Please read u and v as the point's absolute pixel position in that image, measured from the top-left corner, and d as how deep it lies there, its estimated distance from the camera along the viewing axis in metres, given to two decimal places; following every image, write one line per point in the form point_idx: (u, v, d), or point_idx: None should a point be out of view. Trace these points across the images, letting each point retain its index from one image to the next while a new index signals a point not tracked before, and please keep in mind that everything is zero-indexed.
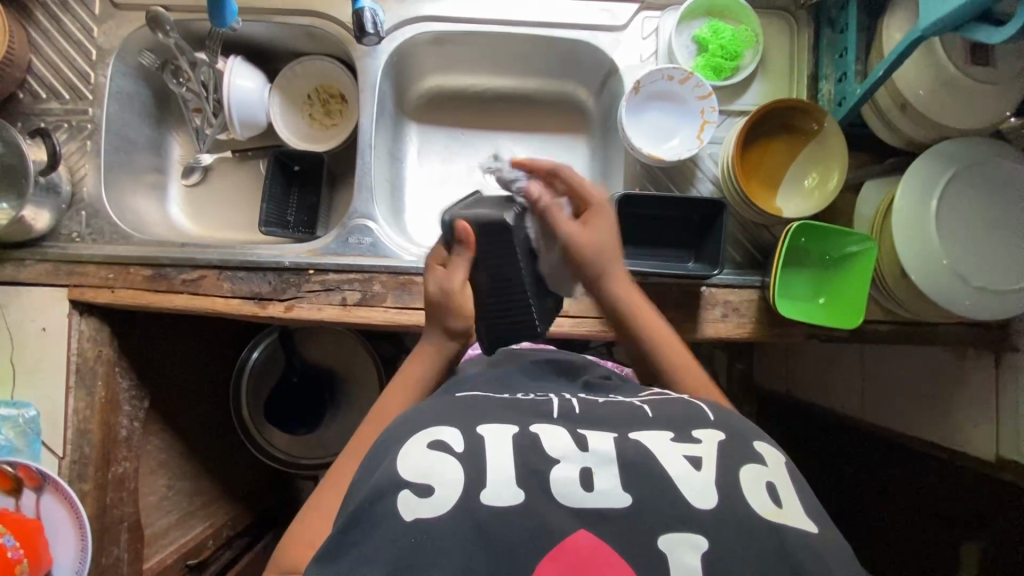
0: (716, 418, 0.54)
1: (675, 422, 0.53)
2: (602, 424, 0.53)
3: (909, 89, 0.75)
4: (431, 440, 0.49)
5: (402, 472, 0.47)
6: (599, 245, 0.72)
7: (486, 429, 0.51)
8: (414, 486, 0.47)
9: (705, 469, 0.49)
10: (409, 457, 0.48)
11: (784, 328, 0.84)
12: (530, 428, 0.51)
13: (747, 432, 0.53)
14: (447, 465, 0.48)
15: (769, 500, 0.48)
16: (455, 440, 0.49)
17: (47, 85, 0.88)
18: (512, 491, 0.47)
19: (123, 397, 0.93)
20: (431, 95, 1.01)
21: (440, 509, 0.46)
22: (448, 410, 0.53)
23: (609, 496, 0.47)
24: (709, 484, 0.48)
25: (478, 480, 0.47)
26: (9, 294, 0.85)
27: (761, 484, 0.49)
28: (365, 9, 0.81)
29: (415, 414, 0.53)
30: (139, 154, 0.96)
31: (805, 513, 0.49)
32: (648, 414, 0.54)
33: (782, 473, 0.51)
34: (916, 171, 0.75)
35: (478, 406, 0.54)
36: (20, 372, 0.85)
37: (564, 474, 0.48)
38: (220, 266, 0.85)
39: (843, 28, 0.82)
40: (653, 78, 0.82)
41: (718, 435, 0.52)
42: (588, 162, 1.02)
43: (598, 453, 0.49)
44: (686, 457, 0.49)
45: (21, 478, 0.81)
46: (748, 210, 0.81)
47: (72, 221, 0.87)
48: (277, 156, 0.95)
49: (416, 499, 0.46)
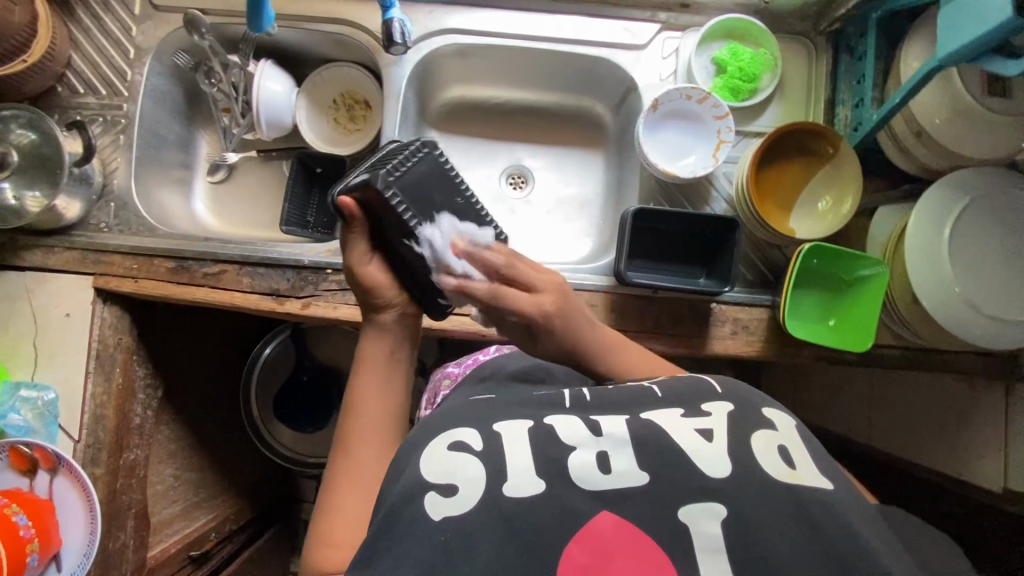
0: (724, 390, 0.55)
1: (683, 399, 0.54)
2: (614, 407, 0.54)
3: (925, 117, 0.76)
4: (448, 443, 0.51)
5: (425, 475, 0.49)
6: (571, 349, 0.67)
7: (501, 426, 0.53)
8: (438, 486, 0.48)
9: (716, 440, 0.50)
10: (431, 461, 0.50)
11: (793, 347, 0.85)
12: (544, 420, 0.53)
13: (754, 399, 0.54)
14: (467, 462, 0.49)
15: (783, 463, 0.49)
16: (474, 440, 0.51)
17: (85, 80, 0.91)
18: (531, 481, 0.48)
19: (139, 385, 0.95)
20: (452, 105, 1.03)
21: (463, 507, 0.47)
22: (463, 414, 0.55)
23: (628, 476, 0.48)
24: (722, 454, 0.49)
25: (498, 475, 0.48)
26: (37, 278, 0.88)
27: (773, 448, 0.50)
28: (394, 19, 0.83)
29: (435, 421, 0.55)
30: (168, 150, 0.99)
31: (819, 471, 0.50)
32: (658, 395, 0.55)
33: (792, 435, 0.52)
34: (926, 203, 0.76)
35: (494, 408, 0.56)
36: (42, 355, 0.87)
37: (581, 460, 0.49)
38: (240, 261, 0.87)
39: (861, 54, 0.84)
40: (671, 97, 0.84)
41: (726, 407, 0.53)
42: (602, 176, 1.03)
43: (612, 437, 0.50)
44: (697, 430, 0.50)
45: (37, 459, 0.83)
46: (761, 229, 0.82)
47: (101, 212, 0.90)
48: (301, 158, 0.98)
49: (443, 499, 0.48)
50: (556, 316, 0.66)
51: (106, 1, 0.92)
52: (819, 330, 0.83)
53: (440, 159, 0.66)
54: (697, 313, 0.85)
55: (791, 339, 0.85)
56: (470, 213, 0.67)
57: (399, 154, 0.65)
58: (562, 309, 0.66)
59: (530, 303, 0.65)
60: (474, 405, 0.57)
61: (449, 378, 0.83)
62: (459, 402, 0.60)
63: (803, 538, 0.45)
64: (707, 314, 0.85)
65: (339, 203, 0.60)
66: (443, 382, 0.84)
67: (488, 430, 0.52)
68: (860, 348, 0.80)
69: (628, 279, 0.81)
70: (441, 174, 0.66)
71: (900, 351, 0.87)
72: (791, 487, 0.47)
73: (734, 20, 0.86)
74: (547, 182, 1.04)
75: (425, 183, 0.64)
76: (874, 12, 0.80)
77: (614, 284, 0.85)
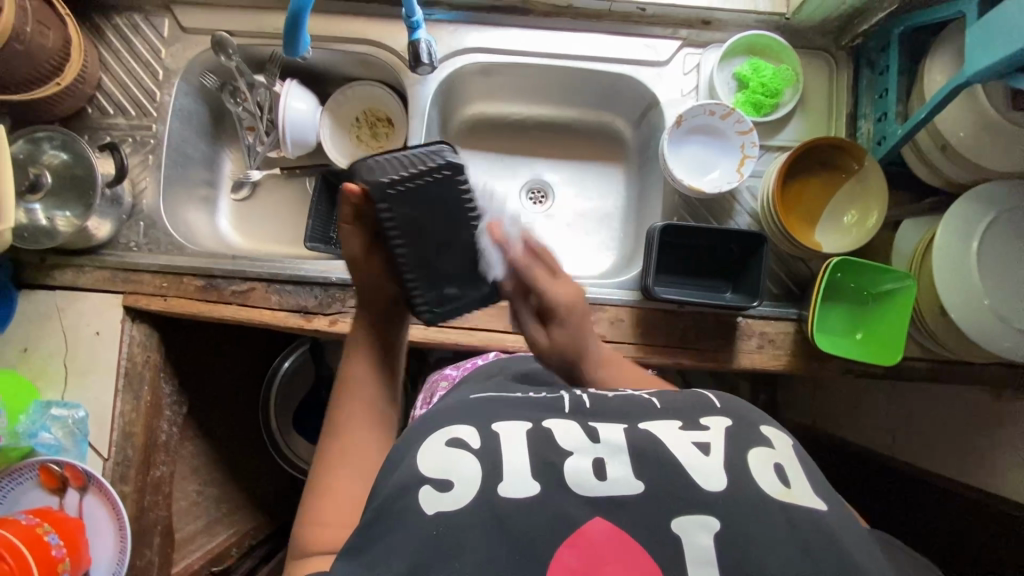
0: (723, 405, 0.56)
1: (681, 412, 0.55)
2: (612, 415, 0.54)
3: (951, 131, 0.77)
4: (446, 439, 0.51)
5: (421, 468, 0.49)
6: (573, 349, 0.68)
7: (501, 426, 0.52)
8: (434, 481, 0.48)
9: (713, 454, 0.50)
10: (428, 454, 0.50)
11: (818, 361, 0.85)
12: (543, 423, 0.53)
13: (753, 417, 0.54)
14: (464, 460, 0.49)
15: (778, 481, 0.49)
16: (471, 437, 0.51)
17: (114, 101, 0.93)
18: (528, 484, 0.48)
19: (166, 402, 0.96)
20: (473, 121, 1.04)
21: (461, 502, 0.47)
22: (463, 411, 0.54)
23: (621, 484, 0.48)
24: (719, 468, 0.49)
25: (495, 472, 0.48)
26: (67, 297, 0.89)
27: (769, 465, 0.50)
28: (421, 40, 0.84)
29: (431, 418, 0.55)
30: (194, 168, 1.00)
31: (815, 491, 0.49)
32: (657, 406, 0.56)
33: (789, 453, 0.52)
34: (955, 215, 0.76)
35: (491, 405, 0.55)
36: (72, 373, 0.88)
37: (577, 467, 0.49)
38: (269, 278, 0.89)
39: (884, 69, 0.84)
40: (694, 113, 0.85)
41: (724, 422, 0.53)
42: (623, 191, 1.04)
43: (609, 444, 0.50)
44: (695, 444, 0.51)
45: (67, 478, 0.84)
46: (788, 244, 0.83)
47: (130, 231, 0.91)
48: (326, 175, 0.98)
49: (438, 494, 0.47)
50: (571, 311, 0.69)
51: (135, 24, 0.94)
52: (848, 345, 0.83)
53: (457, 188, 0.61)
54: (723, 327, 0.85)
55: (816, 351, 0.85)
56: (465, 250, 0.62)
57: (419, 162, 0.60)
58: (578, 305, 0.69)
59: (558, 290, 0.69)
60: (475, 402, 0.56)
61: (445, 380, 0.82)
62: (456, 399, 0.60)
63: (826, 552, 0.45)
64: (732, 328, 0.85)
65: (347, 189, 0.62)
66: (439, 383, 0.83)
67: (487, 429, 0.52)
68: (888, 361, 0.80)
69: (657, 294, 0.81)
70: (450, 205, 0.61)
71: (927, 366, 0.87)
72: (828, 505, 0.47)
73: (756, 36, 0.87)
74: (568, 196, 1.04)
75: (425, 208, 0.59)
76: (897, 28, 0.80)
77: (641, 299, 0.86)
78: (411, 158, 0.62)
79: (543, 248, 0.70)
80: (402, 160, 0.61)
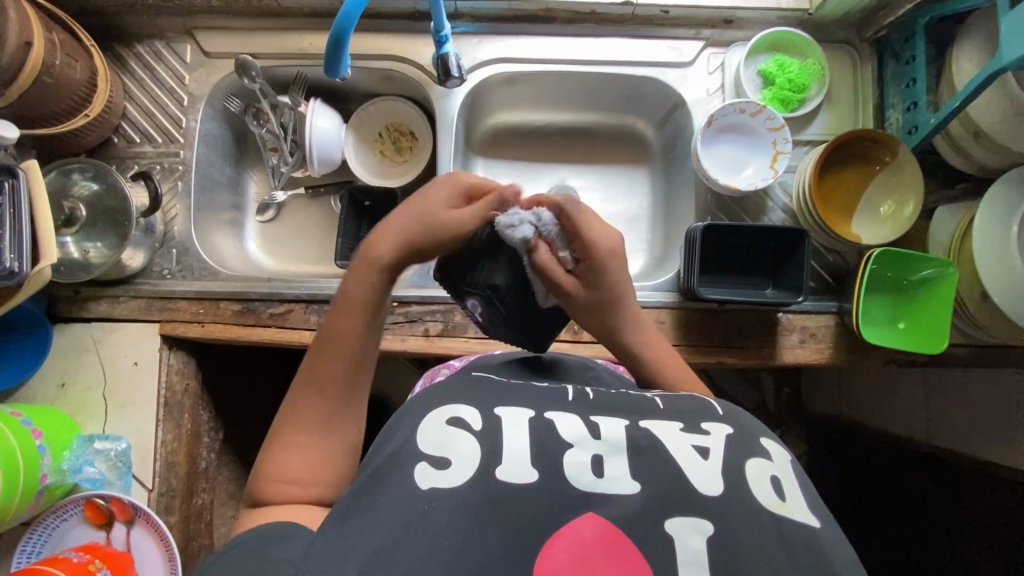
0: (725, 412, 0.54)
1: (685, 415, 0.52)
2: (613, 409, 0.53)
3: (982, 118, 0.77)
4: (448, 417, 0.50)
5: (419, 446, 0.48)
6: (599, 301, 0.66)
7: (501, 410, 0.51)
8: (431, 459, 0.47)
9: (712, 458, 0.48)
10: (427, 433, 0.49)
11: (861, 353, 0.85)
12: (545, 413, 0.51)
13: (753, 428, 0.52)
14: (462, 439, 0.48)
15: (773, 493, 0.47)
16: (472, 419, 0.50)
17: (141, 129, 0.92)
18: (528, 469, 0.47)
19: (204, 428, 0.96)
20: (496, 131, 1.04)
21: (455, 482, 0.46)
22: (462, 391, 0.53)
23: (619, 483, 0.46)
24: (715, 473, 0.47)
25: (493, 456, 0.47)
26: (103, 328, 0.88)
27: (765, 478, 0.48)
28: (450, 54, 0.83)
29: (426, 394, 0.53)
30: (221, 192, 0.99)
31: (808, 507, 0.48)
32: (659, 406, 0.53)
33: (785, 467, 0.50)
34: (994, 196, 0.76)
35: (494, 389, 0.54)
36: (111, 406, 0.87)
37: (575, 460, 0.47)
38: (307, 300, 0.88)
39: (909, 59, 0.85)
40: (724, 112, 0.85)
41: (726, 429, 0.51)
42: (650, 192, 1.04)
43: (609, 442, 0.49)
44: (693, 446, 0.49)
45: (113, 512, 0.83)
46: (827, 237, 0.83)
47: (163, 259, 0.91)
48: (351, 192, 0.98)
49: (434, 470, 0.46)
50: (614, 257, 0.64)
51: (158, 51, 0.94)
52: (891, 334, 0.83)
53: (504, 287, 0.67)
54: (764, 324, 0.86)
55: (858, 343, 0.85)
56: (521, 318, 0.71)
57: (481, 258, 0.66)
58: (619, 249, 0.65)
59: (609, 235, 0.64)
60: (474, 381, 0.56)
61: (448, 368, 0.80)
62: (454, 374, 0.59)
63: None
64: (774, 324, 0.85)
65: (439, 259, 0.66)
66: (442, 370, 0.81)
67: (488, 412, 0.50)
68: (933, 350, 0.80)
69: (702, 294, 0.80)
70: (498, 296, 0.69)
71: (967, 351, 0.87)
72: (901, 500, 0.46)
73: (781, 32, 0.87)
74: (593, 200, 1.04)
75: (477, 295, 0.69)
76: (921, 18, 0.81)
77: (680, 300, 0.86)
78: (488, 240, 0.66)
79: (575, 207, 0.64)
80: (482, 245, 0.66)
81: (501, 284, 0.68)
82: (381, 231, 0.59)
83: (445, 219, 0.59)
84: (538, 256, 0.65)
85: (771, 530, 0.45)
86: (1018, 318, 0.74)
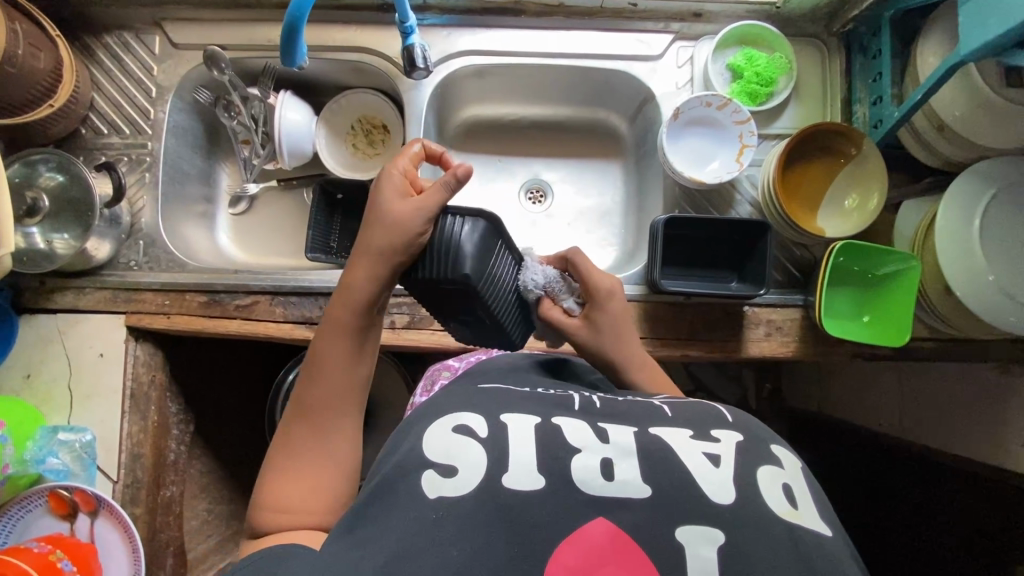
0: (734, 419, 0.54)
1: (693, 422, 0.53)
2: (623, 418, 0.53)
3: (945, 111, 0.78)
4: (454, 425, 0.51)
5: (427, 453, 0.48)
6: (603, 350, 0.71)
7: (508, 417, 0.52)
8: (438, 466, 0.47)
9: (723, 466, 0.48)
10: (435, 439, 0.49)
11: (826, 346, 0.85)
12: (551, 419, 0.52)
13: (765, 435, 0.53)
14: (469, 446, 0.49)
15: (785, 500, 0.47)
16: (479, 426, 0.50)
17: (108, 121, 0.92)
18: (532, 477, 0.47)
19: (172, 421, 0.95)
20: (469, 125, 1.04)
21: (462, 489, 0.46)
22: (471, 399, 0.54)
23: (629, 487, 0.47)
24: (726, 480, 0.47)
25: (500, 463, 0.48)
26: (69, 320, 0.88)
27: (777, 486, 0.48)
28: (416, 45, 0.83)
29: (437, 403, 0.55)
30: (191, 184, 0.99)
31: (819, 515, 0.48)
32: (668, 414, 0.54)
33: (798, 477, 0.50)
34: (956, 191, 0.77)
35: (503, 398, 0.55)
36: (77, 398, 0.87)
37: (586, 464, 0.48)
38: (273, 291, 0.88)
39: (876, 52, 0.85)
40: (691, 105, 0.85)
41: (735, 436, 0.51)
42: (622, 186, 1.04)
43: (619, 445, 0.50)
44: (704, 454, 0.49)
45: (77, 503, 0.83)
46: (791, 231, 0.83)
47: (130, 250, 0.91)
48: (323, 185, 0.98)
49: (441, 479, 0.47)
50: (610, 298, 0.71)
51: (126, 42, 0.93)
52: (855, 329, 0.83)
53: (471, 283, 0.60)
54: (730, 317, 0.86)
55: (824, 336, 0.85)
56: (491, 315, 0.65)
57: (444, 254, 0.60)
58: (617, 299, 0.72)
59: (607, 278, 0.72)
60: (484, 391, 0.56)
61: (448, 371, 0.81)
62: (461, 385, 0.60)
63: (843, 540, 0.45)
64: (740, 317, 0.85)
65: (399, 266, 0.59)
66: (442, 372, 0.82)
67: (494, 419, 0.51)
68: (897, 343, 0.80)
69: (664, 287, 0.80)
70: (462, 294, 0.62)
71: (935, 345, 0.87)
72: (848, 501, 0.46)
73: (748, 26, 0.87)
74: (566, 194, 1.05)
75: (442, 293, 0.62)
76: (887, 12, 0.80)
77: (646, 293, 0.85)
78: (448, 239, 0.60)
79: (580, 267, 0.72)
80: (444, 244, 0.60)
81: (474, 277, 0.60)
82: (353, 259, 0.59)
83: (404, 219, 0.58)
84: (543, 306, 0.72)
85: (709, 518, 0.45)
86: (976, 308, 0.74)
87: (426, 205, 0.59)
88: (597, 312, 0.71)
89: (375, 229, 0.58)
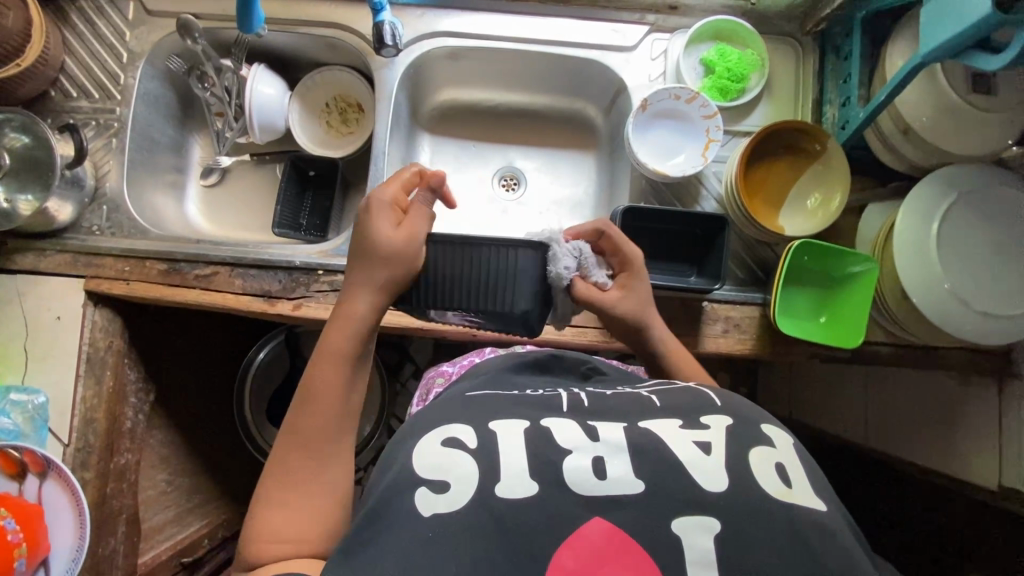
0: (723, 403, 0.54)
1: (683, 411, 0.52)
2: (611, 414, 0.52)
3: (911, 115, 0.77)
4: (445, 438, 0.49)
5: (417, 470, 0.47)
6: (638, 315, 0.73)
7: (499, 424, 0.50)
8: (430, 483, 0.46)
9: (715, 453, 0.48)
10: (424, 455, 0.48)
11: (784, 346, 0.85)
12: (541, 422, 0.51)
13: (755, 416, 0.53)
14: (460, 458, 0.47)
15: (779, 480, 0.47)
16: (469, 437, 0.49)
17: (78, 84, 0.92)
18: (525, 484, 0.46)
19: (131, 387, 0.95)
20: (445, 108, 1.04)
21: (455, 504, 0.45)
22: (460, 411, 0.53)
23: (623, 483, 0.46)
24: (720, 469, 0.47)
25: (490, 473, 0.46)
26: (29, 281, 0.88)
27: (771, 465, 0.48)
28: (385, 22, 0.83)
29: (425, 418, 0.53)
30: (161, 154, 0.99)
31: (814, 491, 0.48)
32: (656, 404, 0.53)
33: (790, 452, 0.50)
34: (914, 198, 0.76)
35: (491, 405, 0.53)
36: (32, 359, 0.86)
37: (577, 464, 0.47)
38: (232, 262, 0.88)
39: (848, 54, 0.84)
40: (659, 97, 0.85)
41: (726, 420, 0.51)
42: (595, 177, 1.04)
43: (609, 442, 0.48)
44: (697, 443, 0.49)
45: (26, 463, 0.82)
46: (751, 228, 0.83)
47: (93, 215, 0.91)
48: (294, 161, 0.99)
49: (434, 495, 0.45)
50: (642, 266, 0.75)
51: (100, 7, 0.93)
52: (811, 329, 0.84)
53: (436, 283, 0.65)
54: (688, 312, 0.85)
55: (783, 336, 0.85)
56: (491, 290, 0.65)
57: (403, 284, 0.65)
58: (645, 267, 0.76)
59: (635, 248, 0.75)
60: (470, 400, 0.55)
61: (442, 377, 0.79)
62: (450, 396, 0.58)
63: (781, 531, 0.44)
64: (699, 312, 0.85)
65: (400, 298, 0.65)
66: (436, 380, 0.80)
67: (484, 429, 0.50)
68: (850, 345, 0.80)
69: None
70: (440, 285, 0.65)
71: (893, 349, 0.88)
72: (788, 512, 0.45)
73: (722, 20, 0.87)
74: (539, 182, 1.04)
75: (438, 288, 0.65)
76: (859, 12, 0.80)
77: None
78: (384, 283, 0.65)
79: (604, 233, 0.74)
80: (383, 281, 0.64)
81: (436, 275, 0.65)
82: (348, 286, 0.61)
83: (398, 246, 0.60)
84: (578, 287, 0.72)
85: (633, 508, 0.45)
86: (931, 312, 0.74)
87: (418, 234, 0.62)
88: (630, 279, 0.74)
89: (370, 257, 0.60)
